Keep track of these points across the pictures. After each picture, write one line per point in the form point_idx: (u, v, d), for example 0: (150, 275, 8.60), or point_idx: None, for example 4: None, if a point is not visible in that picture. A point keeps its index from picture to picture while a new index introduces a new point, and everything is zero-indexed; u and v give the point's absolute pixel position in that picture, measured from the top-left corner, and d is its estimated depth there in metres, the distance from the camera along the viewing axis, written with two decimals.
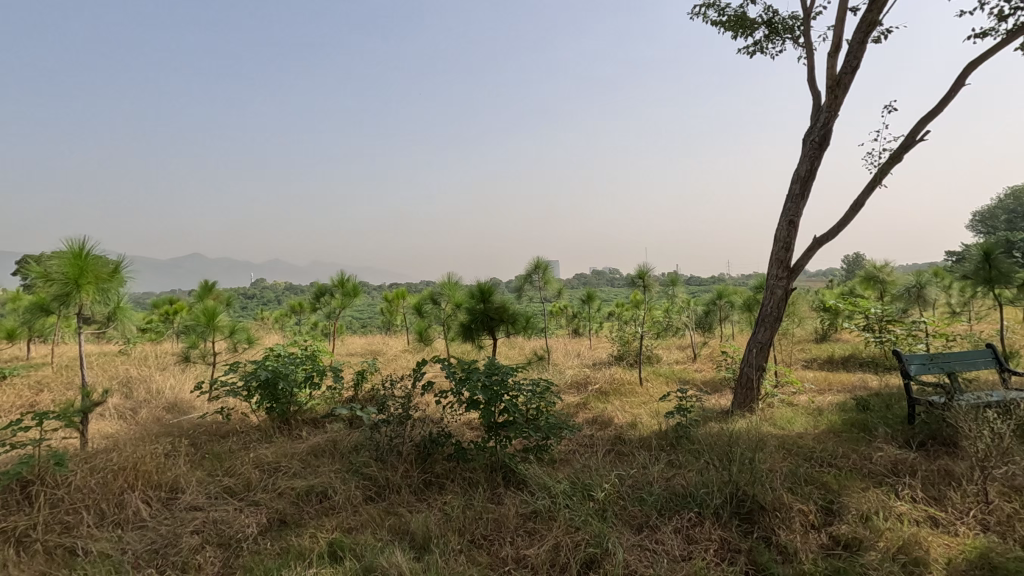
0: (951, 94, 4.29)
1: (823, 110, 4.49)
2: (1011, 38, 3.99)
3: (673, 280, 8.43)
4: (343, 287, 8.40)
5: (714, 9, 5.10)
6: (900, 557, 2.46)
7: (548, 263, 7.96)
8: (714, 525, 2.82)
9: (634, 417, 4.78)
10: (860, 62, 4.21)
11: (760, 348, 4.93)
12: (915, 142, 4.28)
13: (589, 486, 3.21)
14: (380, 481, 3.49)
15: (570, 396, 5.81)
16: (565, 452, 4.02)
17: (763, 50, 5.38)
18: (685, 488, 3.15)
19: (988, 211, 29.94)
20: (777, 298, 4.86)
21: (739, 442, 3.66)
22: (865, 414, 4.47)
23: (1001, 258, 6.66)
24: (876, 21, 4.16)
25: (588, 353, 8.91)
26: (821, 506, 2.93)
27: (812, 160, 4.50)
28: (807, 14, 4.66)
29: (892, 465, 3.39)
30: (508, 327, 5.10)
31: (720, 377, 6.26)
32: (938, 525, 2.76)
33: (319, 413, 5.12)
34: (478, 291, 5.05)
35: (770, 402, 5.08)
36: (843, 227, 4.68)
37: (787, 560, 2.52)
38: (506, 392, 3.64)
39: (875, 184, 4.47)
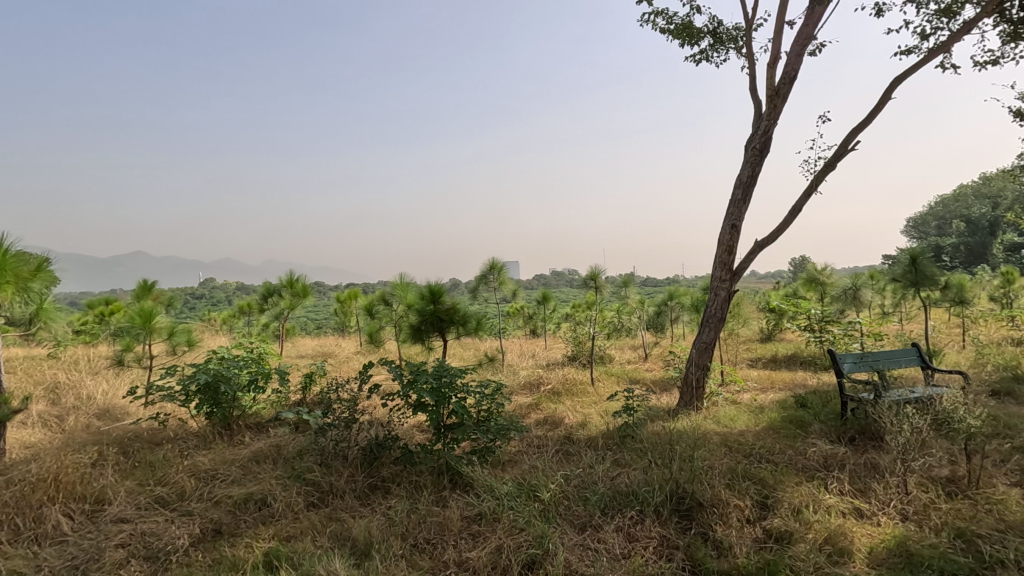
0: (880, 107, 4.52)
1: (763, 118, 4.66)
2: (933, 55, 4.24)
3: (625, 282, 8.61)
4: (292, 288, 8.19)
5: (662, 18, 5.22)
6: (826, 548, 2.59)
7: (503, 264, 7.95)
8: (654, 522, 2.88)
9: (584, 417, 4.85)
10: (797, 73, 4.39)
11: (704, 348, 5.09)
12: (848, 151, 4.49)
13: (534, 486, 3.23)
14: (323, 486, 3.41)
15: (522, 396, 5.85)
16: (513, 453, 4.03)
17: (709, 59, 5.55)
18: (629, 487, 3.20)
19: (920, 217, 31.84)
20: (721, 299, 5.02)
21: (682, 441, 3.75)
22: (802, 411, 4.65)
23: (926, 262, 7.10)
24: (812, 35, 4.35)
25: (543, 354, 8.96)
26: (756, 501, 3.04)
27: (753, 166, 4.65)
28: (749, 26, 4.83)
29: (824, 459, 3.54)
30: (459, 328, 5.08)
31: (669, 377, 6.41)
32: (862, 516, 2.91)
33: (263, 417, 4.96)
34: (428, 292, 5.00)
35: (715, 401, 5.23)
36: (782, 231, 4.86)
37: (722, 555, 2.60)
38: (454, 394, 3.60)
39: (811, 191, 4.66)
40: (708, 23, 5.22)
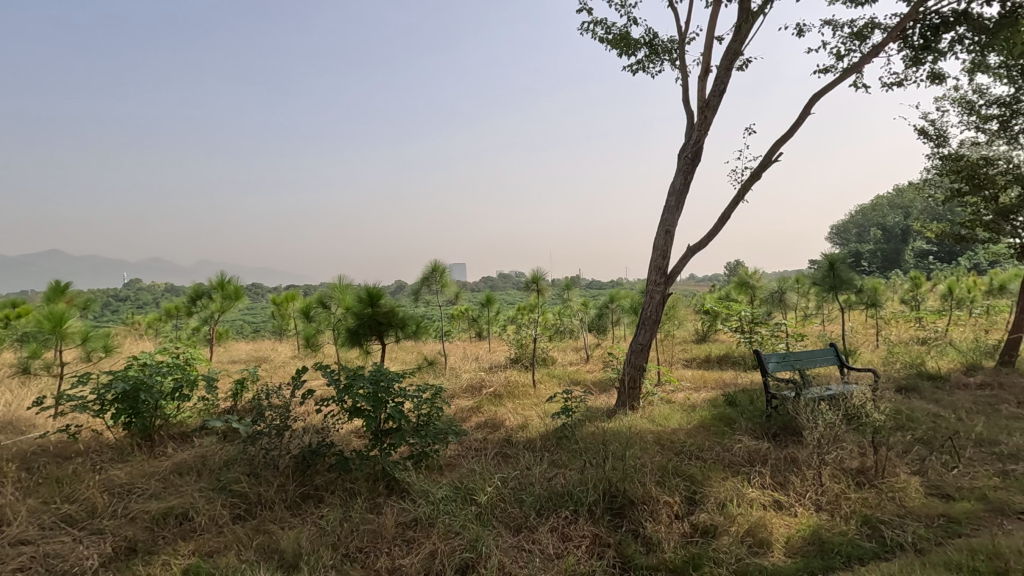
0: (800, 122, 4.80)
1: (695, 128, 4.85)
2: (846, 75, 4.55)
3: (566, 285, 8.76)
4: (223, 290, 7.81)
5: (600, 27, 5.34)
6: (748, 540, 2.72)
7: (445, 266, 7.87)
8: (588, 521, 2.93)
9: (524, 419, 4.87)
10: (726, 86, 4.60)
11: (640, 350, 5.24)
12: (772, 162, 4.74)
13: (471, 489, 3.23)
14: (251, 497, 3.27)
15: (463, 400, 5.82)
16: (451, 457, 4.01)
17: (645, 69, 5.73)
18: (564, 486, 3.25)
19: (842, 224, 34.05)
20: (656, 302, 5.19)
21: (617, 441, 3.83)
22: (731, 409, 4.87)
23: (843, 268, 7.61)
24: (739, 51, 4.58)
25: (486, 356, 8.96)
26: (686, 497, 3.15)
27: (685, 174, 4.83)
28: (682, 39, 5.03)
29: (749, 455, 3.72)
30: (397, 332, 5.00)
31: (608, 378, 6.55)
32: (781, 507, 3.08)
33: (189, 426, 4.70)
34: (366, 295, 4.90)
35: (650, 400, 5.39)
36: (712, 237, 5.07)
37: (651, 550, 2.69)
38: (391, 399, 3.54)
39: (738, 200, 4.89)
40: (644, 34, 5.39)
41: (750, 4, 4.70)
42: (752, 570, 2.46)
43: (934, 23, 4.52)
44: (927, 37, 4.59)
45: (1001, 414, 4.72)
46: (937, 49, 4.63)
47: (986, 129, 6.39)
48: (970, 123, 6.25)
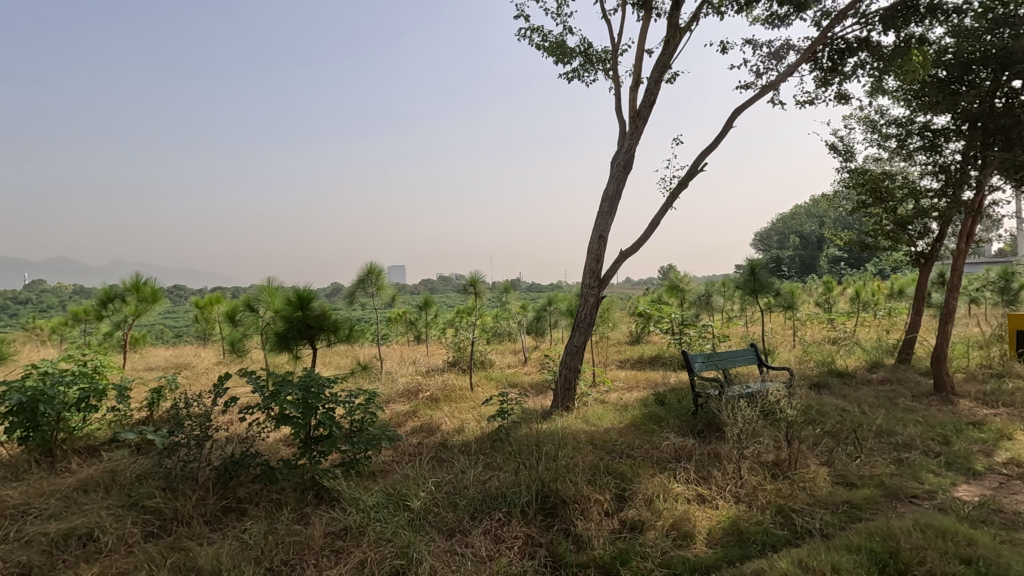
0: (723, 134, 5.07)
1: (627, 137, 5.02)
2: (764, 92, 4.86)
3: (504, 288, 8.81)
4: (139, 292, 7.30)
5: (537, 34, 5.43)
6: (673, 533, 2.84)
7: (381, 268, 7.70)
8: (521, 522, 2.96)
9: (460, 422, 4.86)
10: (656, 98, 4.79)
11: (575, 352, 5.34)
12: (698, 172, 4.97)
13: (404, 495, 3.18)
14: (166, 513, 3.08)
15: (399, 404, 5.73)
16: (384, 463, 3.93)
17: (580, 77, 5.87)
18: (498, 488, 3.26)
19: (765, 232, 36.19)
20: (590, 304, 5.31)
21: (552, 442, 3.89)
22: (660, 408, 5.06)
23: (763, 273, 8.09)
24: (668, 64, 4.78)
25: (424, 360, 8.85)
26: (616, 494, 3.25)
27: (617, 181, 4.99)
28: (615, 50, 5.19)
29: (675, 451, 3.87)
30: (329, 335, 4.86)
31: (545, 380, 6.64)
32: (704, 501, 3.23)
33: (97, 439, 4.36)
34: (296, 298, 4.72)
35: (585, 401, 5.51)
36: (643, 242, 5.26)
37: (582, 548, 2.75)
38: (321, 405, 3.42)
39: (667, 207, 5.10)
40: (579, 43, 5.52)
41: (678, 20, 4.92)
42: (676, 562, 2.57)
43: (840, 47, 4.91)
44: (834, 60, 4.97)
45: (898, 407, 5.16)
46: (843, 71, 5.02)
47: (886, 147, 6.99)
48: (873, 141, 6.82)
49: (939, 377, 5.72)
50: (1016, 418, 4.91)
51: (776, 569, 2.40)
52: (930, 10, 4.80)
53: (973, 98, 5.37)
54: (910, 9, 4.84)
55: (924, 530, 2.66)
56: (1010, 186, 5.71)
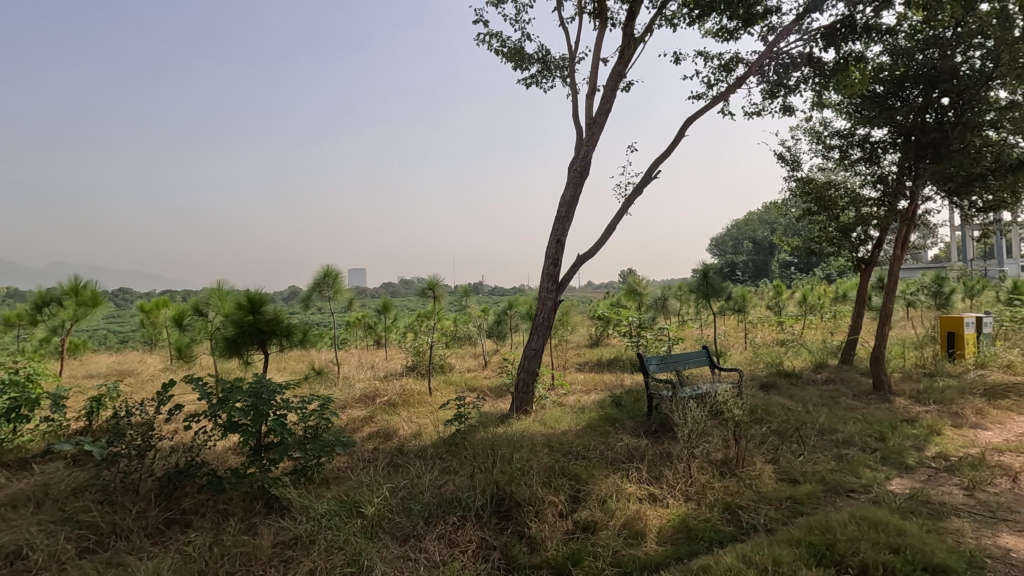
0: (675, 143, 5.22)
1: (583, 144, 5.10)
2: (714, 103, 5.03)
3: (464, 292, 8.80)
4: (78, 296, 6.95)
5: (495, 40, 5.46)
6: (624, 533, 2.90)
7: (338, 271, 7.53)
8: (475, 526, 2.96)
9: (417, 427, 4.82)
10: (611, 106, 4.89)
11: (533, 355, 5.38)
12: (652, 179, 5.10)
13: (357, 502, 3.13)
14: (103, 527, 2.94)
15: (356, 410, 5.64)
16: (338, 470, 3.86)
17: (539, 83, 5.92)
18: (453, 493, 3.24)
19: (720, 237, 37.27)
20: (548, 308, 5.37)
21: (508, 445, 3.91)
22: (616, 410, 5.15)
23: (714, 277, 8.36)
24: (624, 73, 4.89)
25: (382, 365, 8.72)
26: (570, 495, 3.28)
27: (574, 186, 5.06)
28: (572, 58, 5.28)
29: (628, 452, 3.95)
30: (281, 340, 4.74)
31: (504, 384, 6.65)
32: (655, 500, 3.31)
33: (29, 452, 4.12)
34: (247, 302, 4.59)
35: (543, 404, 5.55)
36: (600, 247, 5.34)
37: (535, 550, 2.78)
38: (272, 411, 3.32)
39: (623, 213, 5.21)
40: (537, 50, 5.59)
41: (633, 30, 5.04)
42: (627, 561, 2.63)
43: (785, 62, 5.13)
44: (780, 73, 5.19)
45: (840, 405, 5.42)
46: (788, 85, 5.25)
47: (830, 157, 7.33)
48: (817, 152, 7.14)
49: (877, 377, 6.03)
50: (945, 415, 5.22)
51: (721, 565, 2.48)
52: (866, 30, 5.08)
53: (906, 113, 5.69)
54: (849, 28, 5.11)
55: (859, 522, 2.80)
56: (940, 197, 6.08)
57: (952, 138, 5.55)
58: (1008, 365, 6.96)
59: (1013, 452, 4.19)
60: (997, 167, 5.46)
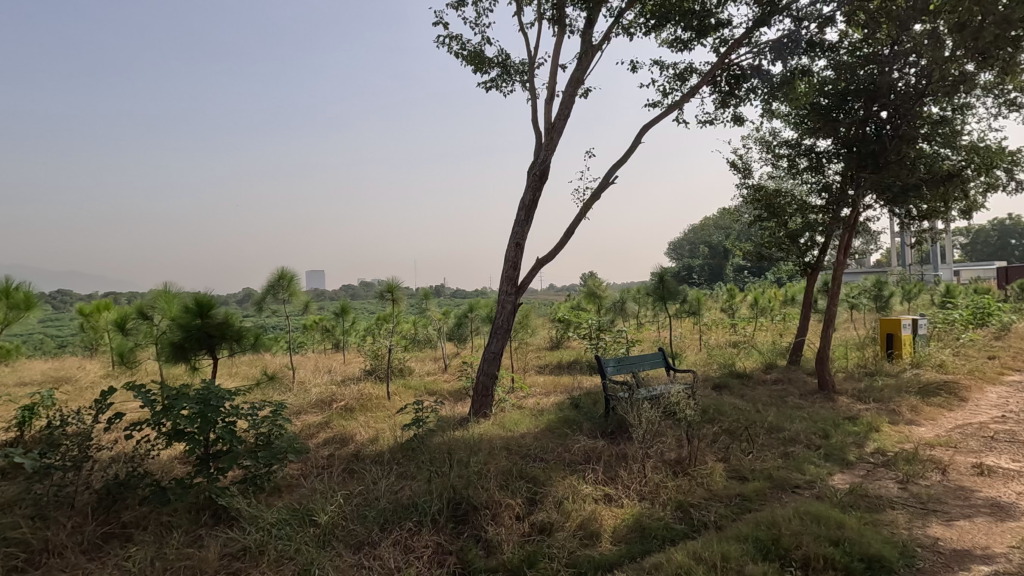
0: (632, 149, 5.33)
1: (542, 148, 5.14)
2: (669, 111, 5.16)
3: (423, 294, 8.72)
4: (9, 299, 6.54)
5: (455, 42, 5.45)
6: (580, 534, 2.94)
7: (293, 273, 7.34)
8: (431, 531, 2.94)
9: (375, 432, 4.75)
10: (570, 111, 4.95)
11: (493, 358, 5.38)
12: (609, 184, 5.19)
13: (310, 510, 3.06)
14: (34, 545, 2.76)
15: (311, 415, 5.51)
16: (291, 477, 3.77)
17: (499, 87, 5.94)
18: (410, 498, 3.21)
19: (678, 241, 38.19)
20: (507, 311, 5.38)
21: (466, 449, 3.89)
22: (575, 412, 5.21)
23: (670, 280, 8.58)
24: (582, 80, 4.96)
25: (340, 369, 8.55)
26: (527, 498, 3.30)
27: (534, 191, 5.10)
28: (531, 63, 5.32)
29: (586, 453, 4.00)
30: (231, 344, 4.59)
31: (464, 387, 6.62)
32: (610, 500, 3.36)
33: None
34: (195, 305, 4.42)
35: (503, 407, 5.56)
36: (558, 251, 5.40)
37: (491, 553, 2.78)
38: (220, 418, 3.20)
39: (581, 217, 5.28)
40: (497, 54, 5.61)
41: (591, 38, 5.13)
42: (582, 561, 2.66)
43: (736, 73, 5.32)
44: (731, 84, 5.38)
45: (787, 404, 5.64)
46: (738, 95, 5.44)
47: (779, 166, 7.64)
48: (767, 160, 7.42)
49: (823, 377, 6.30)
50: (884, 412, 5.49)
51: (672, 562, 2.54)
52: (810, 45, 5.30)
53: (848, 125, 6.04)
54: (795, 42, 5.33)
55: (803, 517, 2.92)
56: (879, 206, 6.40)
57: (889, 150, 5.86)
58: (941, 365, 7.39)
59: (944, 447, 4.46)
60: (930, 178, 5.80)
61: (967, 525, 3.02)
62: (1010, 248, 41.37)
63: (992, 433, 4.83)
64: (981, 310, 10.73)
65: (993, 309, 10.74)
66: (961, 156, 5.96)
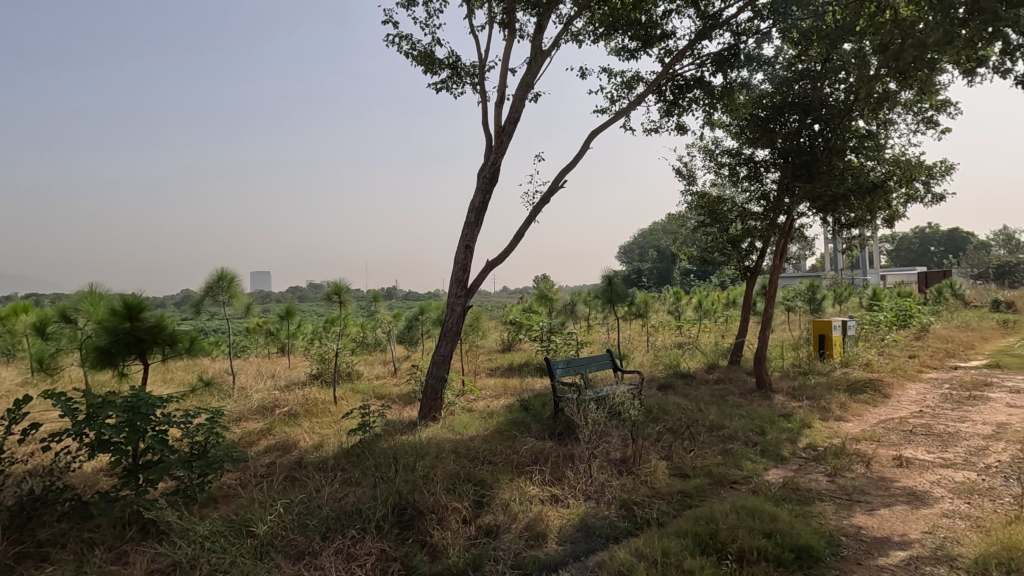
0: (581, 154, 5.42)
1: (492, 151, 5.15)
2: (616, 118, 5.28)
3: (372, 296, 8.57)
4: None
5: (405, 42, 5.39)
6: (526, 535, 2.95)
7: (234, 274, 7.04)
8: (375, 538, 2.88)
9: (319, 438, 4.62)
10: (520, 115, 4.99)
11: (442, 361, 5.35)
12: (559, 188, 5.25)
13: (248, 520, 2.94)
14: None
15: (252, 422, 5.30)
16: (228, 488, 3.61)
17: (450, 89, 5.92)
18: (354, 505, 3.14)
19: (628, 246, 39.05)
20: (457, 314, 5.35)
21: (414, 454, 3.84)
22: (524, 414, 5.23)
23: (618, 283, 8.77)
24: (531, 84, 5.00)
25: (284, 373, 8.27)
26: (474, 501, 3.28)
27: (484, 193, 5.10)
28: (481, 66, 5.33)
29: (533, 455, 4.03)
30: (164, 348, 4.36)
31: (413, 391, 6.52)
32: (556, 500, 3.39)
33: None
34: (123, 308, 4.17)
35: (452, 411, 5.52)
36: (508, 253, 5.42)
37: (436, 558, 2.76)
38: (150, 427, 3.03)
39: (530, 220, 5.31)
40: (448, 55, 5.58)
41: (541, 43, 5.18)
42: (527, 562, 2.68)
43: (680, 83, 5.50)
44: (675, 94, 5.56)
45: (727, 403, 5.85)
46: (682, 105, 5.62)
47: (721, 174, 7.94)
48: (710, 168, 7.70)
49: (761, 376, 6.59)
50: (815, 409, 5.80)
51: (615, 560, 2.59)
52: (748, 58, 5.56)
53: (784, 136, 6.35)
54: (734, 55, 5.56)
55: (739, 511, 3.04)
56: (812, 214, 6.75)
57: (821, 161, 6.24)
58: (867, 364, 7.87)
59: (868, 441, 4.74)
60: (857, 188, 6.16)
61: (886, 514, 3.23)
62: (930, 254, 44.54)
63: (910, 427, 5.17)
64: (904, 312, 11.49)
65: (914, 312, 11.52)
66: (885, 168, 6.36)
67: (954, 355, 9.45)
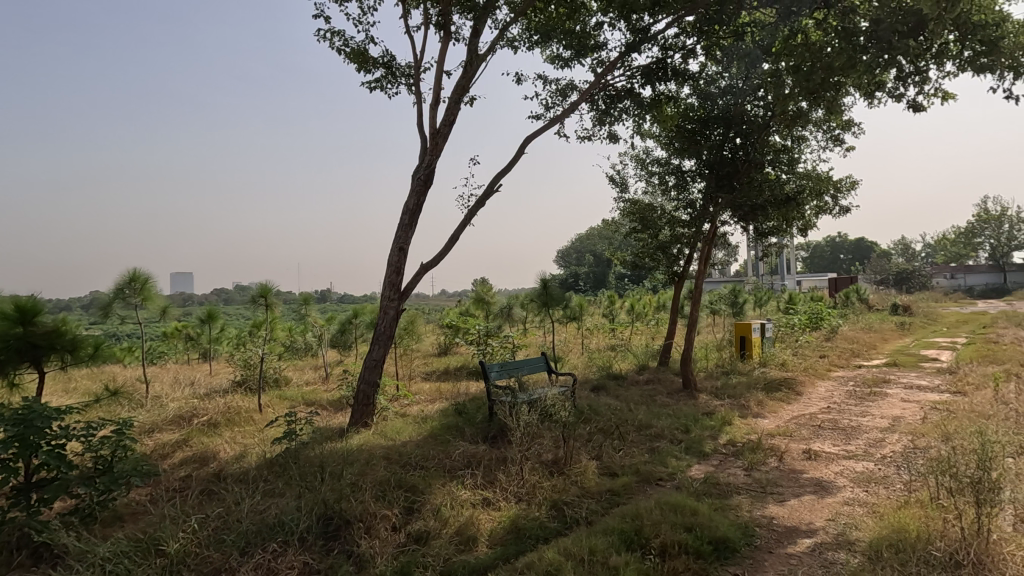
0: (515, 159, 5.48)
1: (427, 153, 5.11)
2: (550, 125, 5.36)
3: (302, 299, 8.25)
4: None
5: (338, 38, 5.25)
6: (456, 539, 2.93)
7: (147, 275, 6.56)
8: (298, 550, 2.77)
9: (242, 448, 4.39)
10: (455, 118, 4.97)
11: (375, 365, 5.22)
12: (493, 192, 5.28)
13: (157, 539, 2.75)
14: None
15: (167, 433, 4.96)
16: (137, 505, 3.37)
17: (384, 88, 5.81)
18: (276, 517, 3.00)
19: (566, 251, 39.77)
20: (390, 317, 5.25)
21: (342, 462, 3.73)
22: (458, 418, 5.20)
23: (554, 287, 8.90)
24: (467, 87, 5.00)
25: (204, 381, 7.80)
26: (404, 507, 3.23)
27: (418, 195, 5.04)
28: (416, 67, 5.27)
29: (466, 459, 4.01)
30: (64, 355, 4.00)
31: (345, 397, 6.33)
32: (488, 504, 3.40)
33: None
34: (15, 311, 3.80)
35: (385, 416, 5.40)
36: (442, 256, 5.38)
37: (363, 569, 2.68)
38: (46, 440, 2.77)
39: (465, 223, 5.31)
40: (382, 54, 5.48)
41: (476, 47, 5.19)
42: (456, 568, 2.66)
43: (611, 93, 5.67)
44: (607, 104, 5.73)
45: (655, 403, 6.06)
46: (614, 114, 5.79)
47: (652, 183, 8.26)
48: (641, 176, 7.99)
49: (687, 376, 6.88)
50: (735, 407, 6.13)
51: (544, 560, 2.62)
52: (675, 73, 5.81)
53: (709, 148, 6.68)
54: (662, 69, 5.81)
55: (662, 507, 3.16)
56: (734, 223, 7.14)
57: (741, 172, 6.61)
58: (783, 364, 8.40)
59: (782, 436, 5.05)
60: (773, 200, 6.58)
61: (796, 504, 3.45)
62: (840, 262, 48.36)
63: (819, 422, 5.57)
64: (816, 314, 12.37)
65: (824, 314, 12.44)
66: (798, 181, 6.83)
67: (858, 355, 10.28)
